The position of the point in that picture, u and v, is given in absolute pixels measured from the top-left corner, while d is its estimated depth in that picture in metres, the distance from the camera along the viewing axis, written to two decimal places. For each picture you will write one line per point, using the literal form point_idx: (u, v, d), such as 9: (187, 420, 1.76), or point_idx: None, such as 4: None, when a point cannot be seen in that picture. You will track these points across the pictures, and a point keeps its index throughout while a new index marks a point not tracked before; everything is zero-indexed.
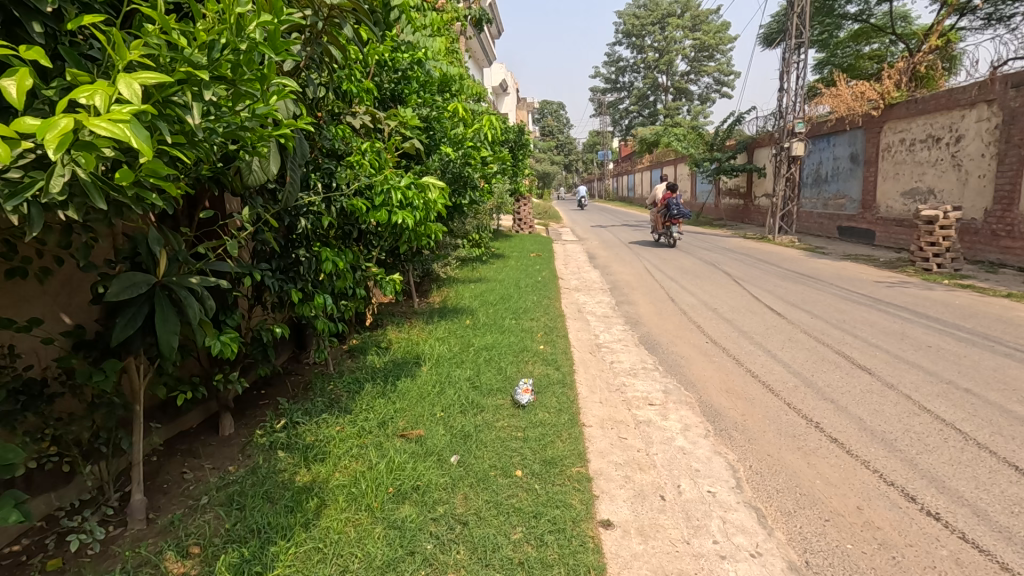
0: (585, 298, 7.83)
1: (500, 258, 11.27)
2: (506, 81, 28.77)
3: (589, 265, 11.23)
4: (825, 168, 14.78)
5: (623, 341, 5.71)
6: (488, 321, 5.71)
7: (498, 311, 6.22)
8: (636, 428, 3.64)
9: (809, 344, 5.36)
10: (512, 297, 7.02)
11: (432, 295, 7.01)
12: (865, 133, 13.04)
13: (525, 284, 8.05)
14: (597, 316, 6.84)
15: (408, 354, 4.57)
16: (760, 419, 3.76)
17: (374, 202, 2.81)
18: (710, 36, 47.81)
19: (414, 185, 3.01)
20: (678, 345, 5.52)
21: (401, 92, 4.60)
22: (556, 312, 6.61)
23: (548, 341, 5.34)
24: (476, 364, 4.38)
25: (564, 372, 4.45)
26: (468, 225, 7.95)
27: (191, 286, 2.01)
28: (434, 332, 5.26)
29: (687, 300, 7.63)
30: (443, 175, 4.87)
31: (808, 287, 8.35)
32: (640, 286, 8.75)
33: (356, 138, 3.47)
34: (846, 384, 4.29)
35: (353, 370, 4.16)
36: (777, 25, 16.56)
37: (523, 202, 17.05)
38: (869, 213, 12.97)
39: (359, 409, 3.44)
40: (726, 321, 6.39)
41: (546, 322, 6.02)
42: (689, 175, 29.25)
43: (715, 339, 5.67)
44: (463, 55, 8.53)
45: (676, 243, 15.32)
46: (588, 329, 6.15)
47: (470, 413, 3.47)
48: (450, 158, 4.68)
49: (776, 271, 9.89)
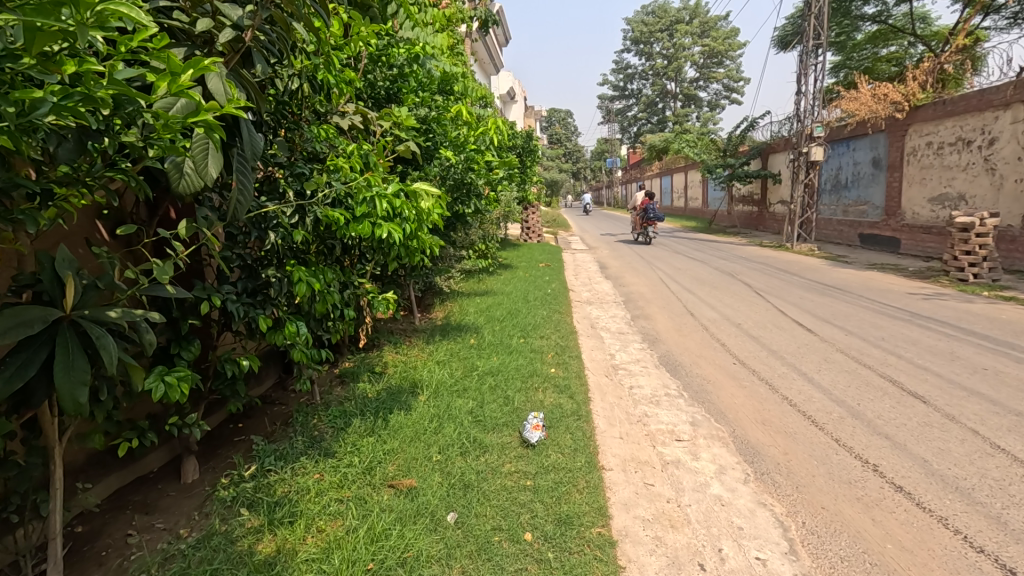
0: (598, 313, 7.35)
1: (508, 269, 10.82)
2: (513, 89, 28.55)
3: (600, 276, 10.76)
4: (845, 174, 14.24)
5: (642, 362, 5.23)
6: (493, 340, 5.26)
7: (505, 328, 5.76)
8: (664, 471, 3.16)
9: (849, 366, 4.85)
10: (520, 312, 6.56)
11: (435, 310, 6.57)
12: (889, 136, 12.51)
13: (534, 298, 7.58)
14: (612, 332, 6.36)
15: (404, 380, 4.12)
16: (806, 459, 3.25)
17: (355, 211, 2.37)
18: (720, 43, 47.40)
19: (404, 193, 2.56)
20: (703, 367, 5.02)
21: (397, 91, 4.19)
22: (567, 329, 6.14)
23: (559, 362, 4.88)
24: (479, 392, 3.92)
25: (579, 401, 3.99)
26: (474, 234, 7.52)
27: (109, 322, 1.59)
28: (435, 354, 4.81)
29: (708, 314, 7.13)
30: (443, 183, 4.43)
31: (836, 299, 7.82)
32: (656, 299, 8.26)
33: (340, 139, 3.04)
34: (900, 415, 3.78)
35: (341, 400, 3.72)
36: (792, 27, 16.10)
37: (531, 210, 16.64)
38: (893, 220, 12.41)
39: (344, 453, 2.98)
40: (753, 339, 5.88)
41: (557, 341, 5.55)
42: (700, 183, 28.72)
43: (743, 360, 5.16)
44: (468, 58, 8.13)
45: (690, 252, 14.80)
46: (603, 348, 5.68)
47: (471, 456, 3.01)
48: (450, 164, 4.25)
49: (800, 282, 9.36)
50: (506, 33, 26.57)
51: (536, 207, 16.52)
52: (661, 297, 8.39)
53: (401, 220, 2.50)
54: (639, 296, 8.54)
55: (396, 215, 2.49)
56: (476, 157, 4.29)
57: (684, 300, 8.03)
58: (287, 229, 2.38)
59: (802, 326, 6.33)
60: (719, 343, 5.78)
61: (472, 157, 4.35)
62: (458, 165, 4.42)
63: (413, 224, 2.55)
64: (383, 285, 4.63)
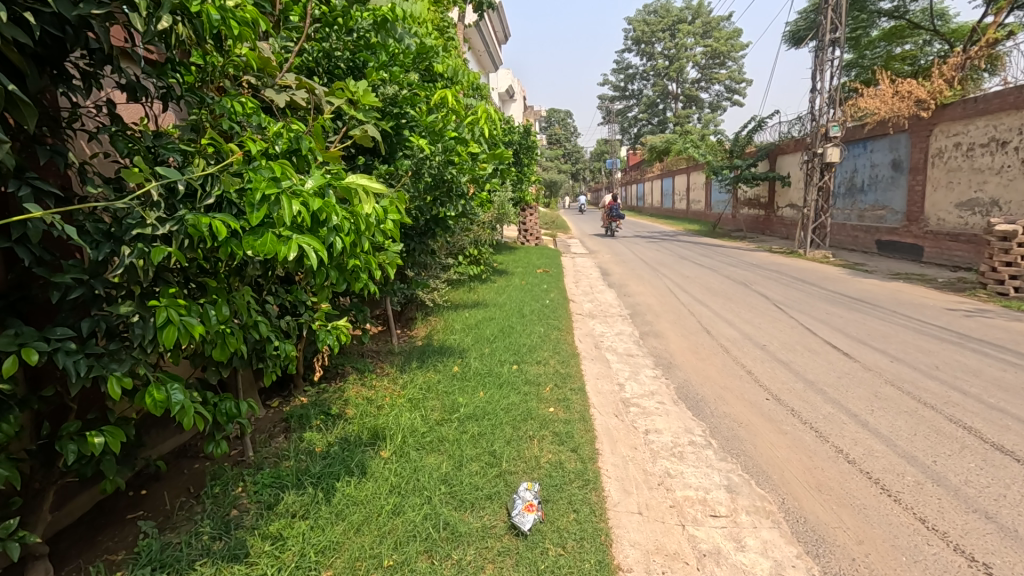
0: (602, 329, 6.53)
1: (503, 275, 9.99)
2: (512, 87, 27.82)
3: (602, 284, 9.92)
4: (861, 177, 13.46)
5: (656, 395, 4.41)
6: (481, 368, 4.44)
7: (495, 351, 4.94)
8: (700, 569, 2.34)
9: (907, 405, 4.03)
10: (513, 330, 5.74)
11: (416, 327, 5.72)
12: (911, 137, 11.72)
13: (529, 311, 6.76)
14: (619, 354, 5.53)
15: (364, 425, 3.29)
16: (889, 552, 2.43)
17: (248, 218, 1.52)
18: (722, 44, 46.64)
19: (333, 188, 1.72)
20: (731, 404, 4.19)
21: (359, 65, 3.37)
22: (568, 350, 5.33)
23: (559, 398, 4.05)
24: (458, 446, 3.10)
25: (586, 456, 3.17)
26: (464, 239, 6.67)
27: None
28: (409, 387, 3.99)
29: (726, 332, 6.33)
30: (416, 182, 3.55)
31: (867, 315, 7.01)
32: (666, 312, 7.44)
33: (259, 120, 2.23)
34: (995, 482, 2.96)
35: (280, 455, 2.90)
36: (806, 22, 15.34)
37: (529, 211, 15.81)
38: (915, 226, 11.63)
39: (262, 554, 2.14)
40: (785, 364, 5.07)
41: (557, 368, 4.73)
42: (703, 185, 27.91)
43: (776, 393, 4.37)
44: (460, 42, 7.31)
45: (696, 257, 13.99)
46: (609, 375, 4.85)
47: (438, 557, 2.18)
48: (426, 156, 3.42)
49: (821, 294, 8.56)
50: (505, 27, 25.75)
51: (534, 208, 15.69)
52: (671, 310, 7.57)
53: (329, 230, 1.65)
54: (646, 308, 7.76)
55: (319, 224, 1.65)
56: (459, 152, 3.42)
57: (699, 315, 7.21)
58: (150, 244, 1.58)
59: (836, 348, 5.51)
60: (745, 370, 4.97)
61: (455, 152, 3.44)
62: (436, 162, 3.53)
63: (348, 236, 1.70)
64: (347, 303, 3.81)
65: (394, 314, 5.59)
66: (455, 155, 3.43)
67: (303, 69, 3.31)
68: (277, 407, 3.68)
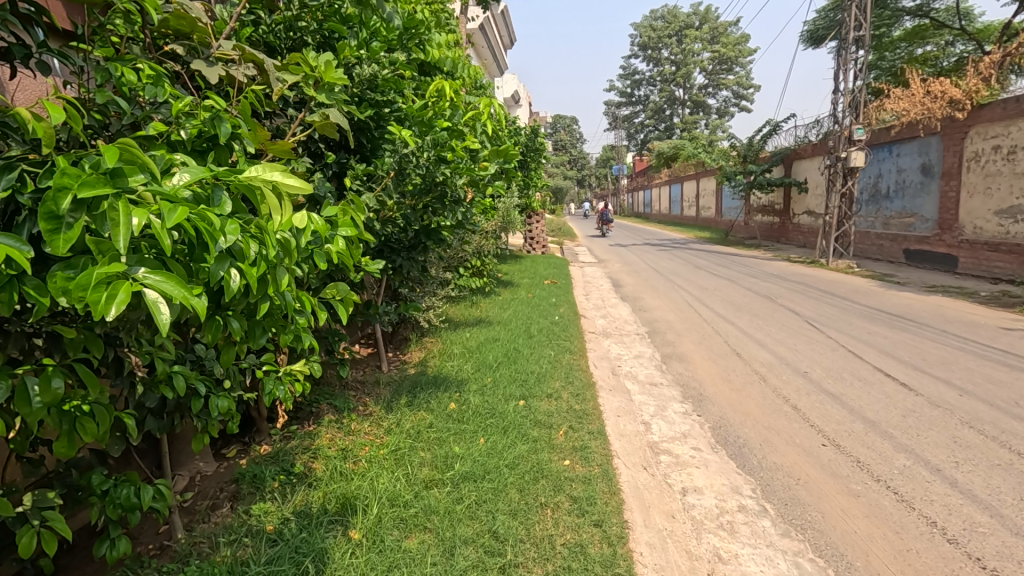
0: (619, 351, 5.85)
1: (508, 287, 9.34)
2: (518, 92, 27.35)
3: (614, 297, 9.25)
4: (887, 182, 12.74)
5: (690, 438, 3.72)
6: (482, 406, 3.77)
7: (498, 381, 4.28)
8: None
9: (999, 456, 3.32)
10: (519, 355, 5.06)
11: (409, 351, 5.06)
12: (943, 139, 11.01)
13: (537, 331, 6.08)
14: (641, 383, 4.84)
15: (332, 491, 2.60)
16: None
17: (54, 244, 0.85)
18: (729, 49, 46.03)
19: (235, 197, 1.07)
20: (782, 452, 3.49)
21: (330, 40, 2.73)
22: (582, 379, 4.67)
23: (575, 445, 3.37)
24: (448, 523, 2.42)
25: (614, 535, 2.48)
26: (466, 250, 5.98)
27: None
28: (394, 432, 3.32)
29: (758, 355, 5.64)
30: (399, 187, 2.84)
31: (914, 334, 6.30)
32: (688, 331, 6.74)
33: (160, 90, 1.55)
34: None
35: (216, 539, 2.22)
36: (825, 21, 14.78)
37: (535, 218, 15.16)
38: (948, 235, 10.90)
39: None
40: (835, 398, 4.37)
41: (571, 405, 4.05)
42: (713, 192, 27.26)
43: (833, 438, 3.67)
44: (462, 34, 6.70)
45: (711, 267, 13.29)
46: (632, 412, 4.17)
47: None
48: (415, 154, 2.74)
49: (854, 309, 7.86)
50: (510, 30, 25.29)
51: (540, 215, 15.04)
52: (693, 328, 6.88)
53: (224, 257, 1.02)
54: (666, 326, 7.06)
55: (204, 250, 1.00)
56: (452, 153, 2.71)
57: (725, 334, 6.52)
58: None
59: (890, 377, 4.81)
60: (789, 405, 4.27)
61: (447, 151, 2.72)
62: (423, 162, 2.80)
63: (254, 267, 1.06)
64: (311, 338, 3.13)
65: (385, 335, 4.95)
66: (446, 155, 2.72)
67: (260, 45, 2.65)
68: (231, 459, 3.03)
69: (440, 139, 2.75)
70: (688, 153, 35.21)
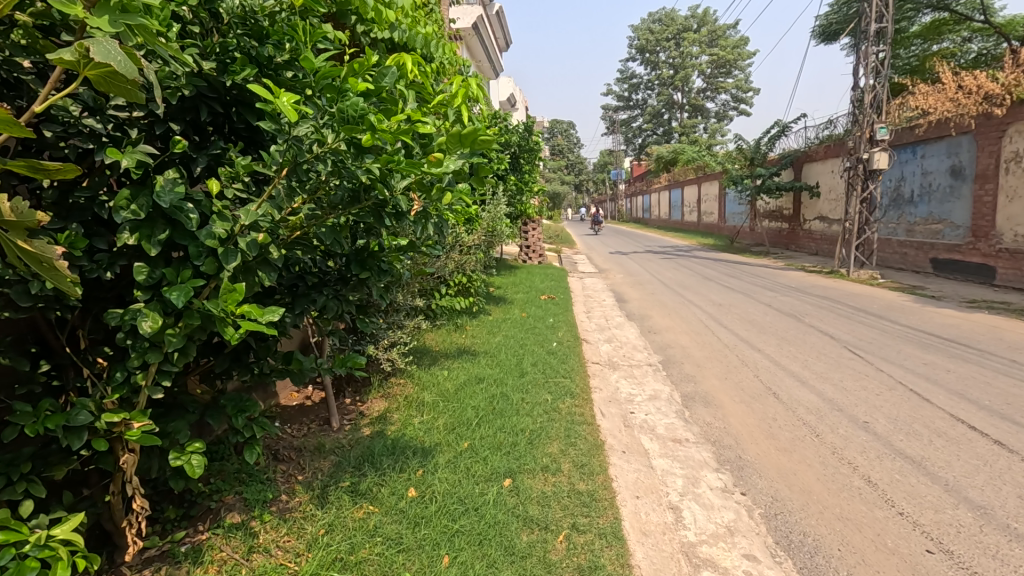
0: (630, 392, 4.84)
1: (500, 304, 8.35)
2: (513, 95, 26.37)
3: (619, 315, 8.27)
4: (911, 186, 11.79)
5: (740, 537, 2.70)
6: (450, 492, 2.76)
7: (476, 447, 3.28)
8: None
9: None
10: (507, 403, 4.05)
11: (369, 399, 4.02)
12: (976, 139, 10.06)
13: (530, 365, 5.07)
14: (662, 441, 3.84)
15: None
16: None
17: None
18: (728, 52, 45.33)
19: None
20: (875, 566, 2.46)
21: None
22: (587, 438, 3.67)
23: (582, 563, 2.35)
24: None
25: None
26: (446, 269, 4.94)
27: None
28: (319, 550, 2.29)
29: (801, 397, 4.62)
30: (302, 189, 1.83)
31: (980, 364, 5.28)
32: (709, 361, 5.73)
33: None
34: None
35: None
36: (838, 15, 13.99)
37: (531, 225, 14.18)
38: (983, 243, 9.94)
39: None
40: (920, 467, 3.35)
41: (574, 485, 3.02)
42: (716, 196, 26.34)
43: (939, 539, 2.65)
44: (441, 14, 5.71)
45: (722, 277, 12.30)
46: (655, 490, 3.15)
47: None
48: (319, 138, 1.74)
49: (894, 330, 6.86)
50: (506, 32, 24.31)
51: (536, 222, 14.08)
52: (714, 357, 5.87)
53: None
54: (681, 354, 6.05)
55: None
56: (375, 138, 1.70)
57: (754, 365, 5.51)
58: None
59: (979, 432, 3.78)
60: (862, 479, 3.25)
61: (370, 134, 1.70)
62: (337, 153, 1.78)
63: None
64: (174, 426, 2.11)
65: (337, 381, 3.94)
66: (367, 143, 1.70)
67: None
68: None
69: (360, 115, 1.72)
70: (689, 157, 34.39)
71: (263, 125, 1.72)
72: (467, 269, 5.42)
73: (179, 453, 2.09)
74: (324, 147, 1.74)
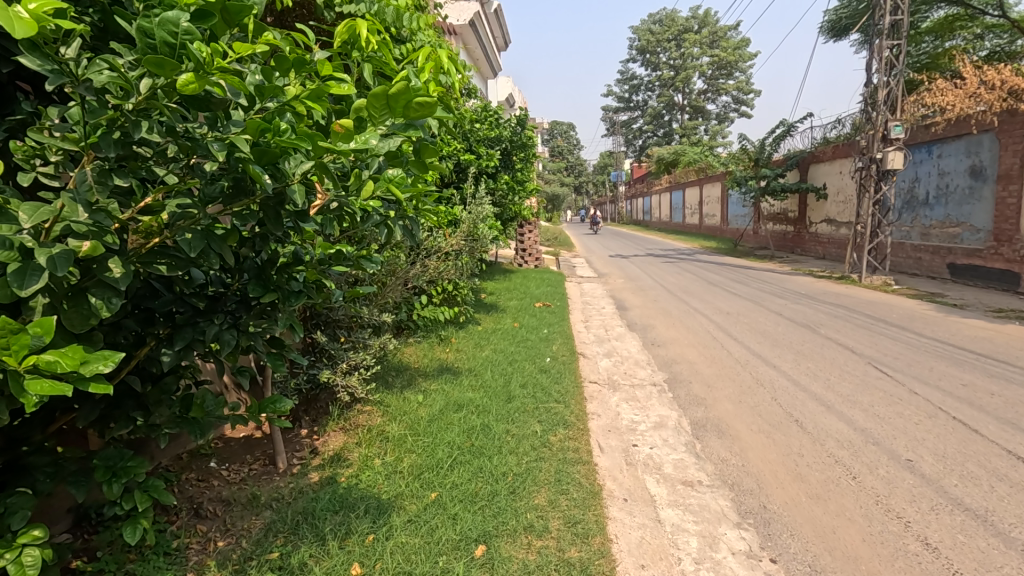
0: (633, 419, 4.24)
1: (491, 313, 7.76)
2: (512, 96, 25.77)
3: (619, 325, 7.68)
4: (926, 188, 11.21)
5: None
6: (404, 572, 2.17)
7: (444, 502, 2.69)
8: None
9: None
10: (488, 437, 3.46)
11: (328, 433, 3.44)
12: (998, 137, 9.49)
13: (519, 388, 4.48)
14: (670, 485, 3.24)
15: None
16: None
17: None
18: (729, 53, 44.77)
19: None
20: None
21: None
22: (581, 484, 3.08)
23: None
24: None
25: None
26: (419, 278, 4.32)
27: None
28: None
29: (829, 427, 4.02)
30: (131, 169, 1.29)
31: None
32: (720, 381, 5.13)
33: None
34: None
35: None
36: (849, 10, 13.42)
37: (527, 228, 13.60)
38: (1006, 247, 9.35)
39: None
40: (987, 524, 2.75)
41: (563, 553, 2.42)
42: (718, 198, 25.79)
43: None
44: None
45: (728, 283, 11.71)
46: (664, 555, 2.56)
47: None
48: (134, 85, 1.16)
49: (919, 343, 6.27)
50: (506, 32, 23.75)
51: (533, 225, 13.50)
52: (725, 376, 5.28)
53: None
54: (688, 371, 5.45)
55: None
56: (206, 80, 1.11)
57: (770, 386, 4.92)
58: None
59: None
60: (918, 542, 2.64)
61: (194, 73, 1.10)
62: (174, 112, 1.22)
63: None
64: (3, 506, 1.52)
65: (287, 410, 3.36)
66: (193, 89, 1.11)
67: None
68: None
69: (178, 39, 1.12)
70: (690, 159, 33.89)
71: (27, 59, 1.12)
72: (450, 278, 4.79)
73: (2, 549, 1.45)
74: (137, 98, 1.17)
